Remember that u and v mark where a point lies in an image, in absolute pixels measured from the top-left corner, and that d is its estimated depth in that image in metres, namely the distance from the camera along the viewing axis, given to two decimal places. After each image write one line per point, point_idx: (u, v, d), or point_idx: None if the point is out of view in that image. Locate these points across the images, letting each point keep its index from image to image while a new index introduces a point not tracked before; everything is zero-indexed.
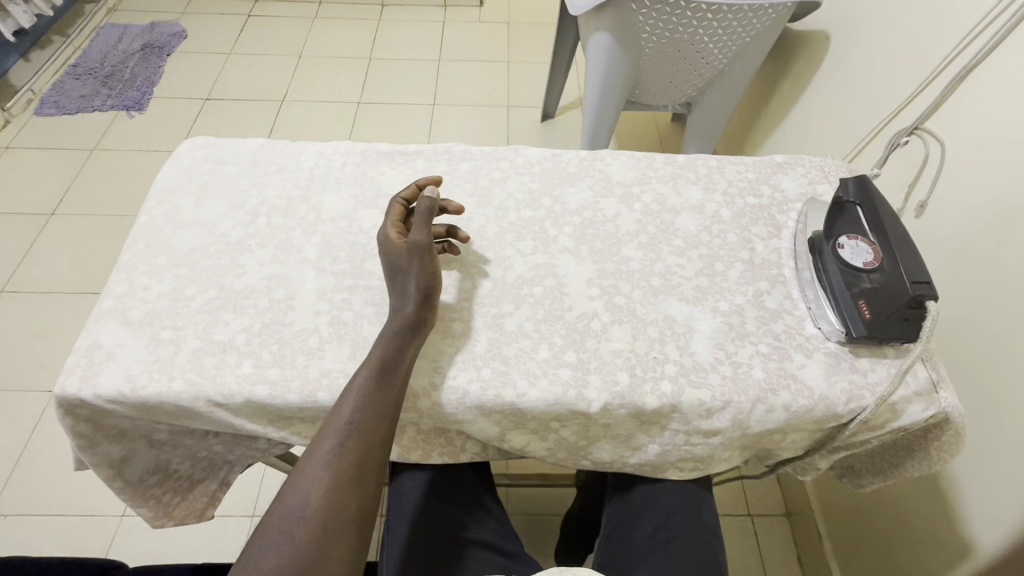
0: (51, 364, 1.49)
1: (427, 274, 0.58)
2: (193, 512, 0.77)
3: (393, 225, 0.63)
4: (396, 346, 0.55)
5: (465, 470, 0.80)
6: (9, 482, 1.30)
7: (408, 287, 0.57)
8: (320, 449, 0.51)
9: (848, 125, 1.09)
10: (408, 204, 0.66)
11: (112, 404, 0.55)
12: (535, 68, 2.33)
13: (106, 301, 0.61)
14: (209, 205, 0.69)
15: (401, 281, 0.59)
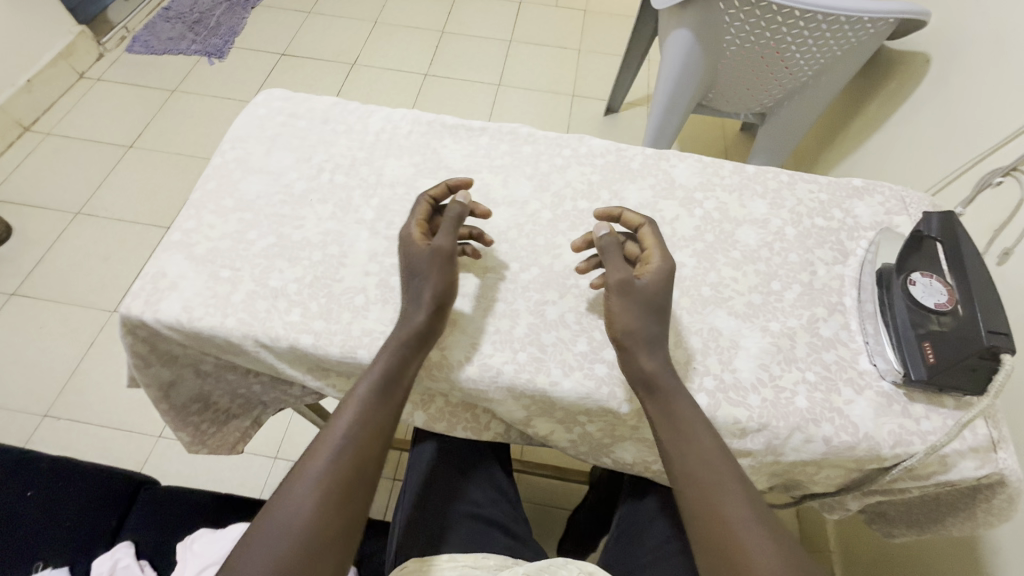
0: (113, 287, 1.59)
1: (443, 283, 0.57)
2: (225, 444, 0.82)
3: (416, 224, 0.62)
4: (405, 354, 0.54)
5: (484, 450, 0.81)
6: (65, 388, 1.41)
7: (424, 294, 0.56)
8: (316, 458, 0.52)
9: (940, 156, 1.02)
10: (435, 202, 0.65)
11: (169, 330, 0.59)
12: (606, 60, 2.29)
13: (174, 233, 0.64)
14: (277, 155, 0.71)
15: (415, 286, 0.57)
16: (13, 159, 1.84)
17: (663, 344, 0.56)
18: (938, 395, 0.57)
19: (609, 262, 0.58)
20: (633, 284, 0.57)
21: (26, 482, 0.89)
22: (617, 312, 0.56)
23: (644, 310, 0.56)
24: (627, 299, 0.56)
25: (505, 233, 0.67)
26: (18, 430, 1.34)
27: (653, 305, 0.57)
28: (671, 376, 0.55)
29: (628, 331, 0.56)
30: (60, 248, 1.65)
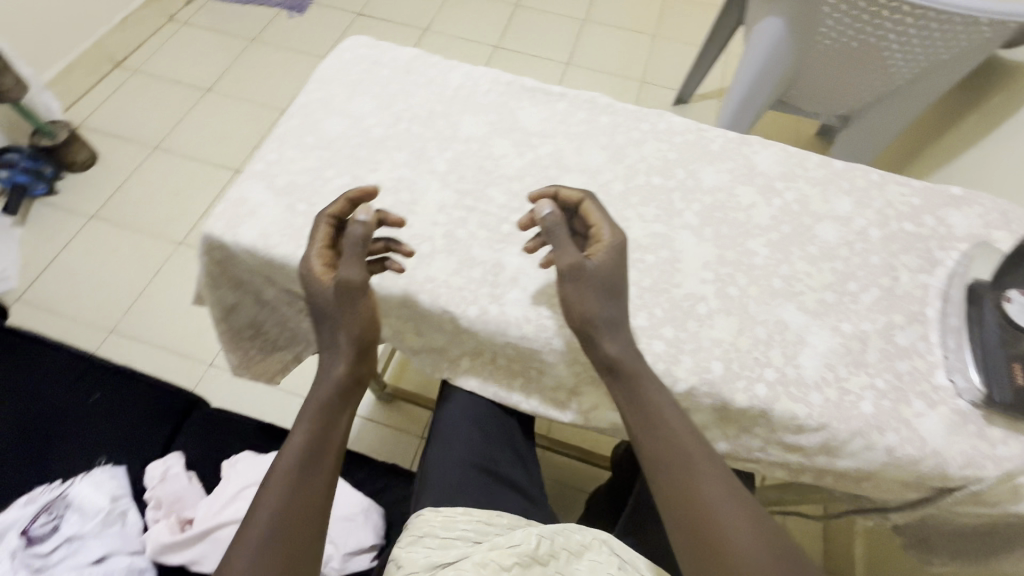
0: (181, 221, 1.68)
1: (361, 321, 0.55)
2: (268, 372, 0.85)
3: (318, 257, 0.56)
4: (328, 417, 0.55)
5: (510, 415, 0.80)
6: (130, 309, 1.50)
7: (343, 346, 0.56)
8: (259, 510, 0.50)
9: None
10: (338, 221, 0.58)
11: (245, 254, 0.61)
12: (681, 49, 2.21)
13: (258, 164, 0.66)
14: (358, 100, 0.73)
15: (331, 332, 0.56)
16: (104, 91, 1.95)
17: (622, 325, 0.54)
18: (1019, 422, 0.53)
19: (558, 246, 0.54)
20: (587, 267, 0.53)
21: (94, 386, 0.96)
22: (573, 300, 0.53)
23: (600, 287, 0.53)
24: (584, 282, 0.53)
25: None
26: (87, 342, 1.44)
27: (611, 281, 0.54)
28: (633, 360, 0.53)
29: (591, 310, 0.53)
30: (137, 178, 1.75)
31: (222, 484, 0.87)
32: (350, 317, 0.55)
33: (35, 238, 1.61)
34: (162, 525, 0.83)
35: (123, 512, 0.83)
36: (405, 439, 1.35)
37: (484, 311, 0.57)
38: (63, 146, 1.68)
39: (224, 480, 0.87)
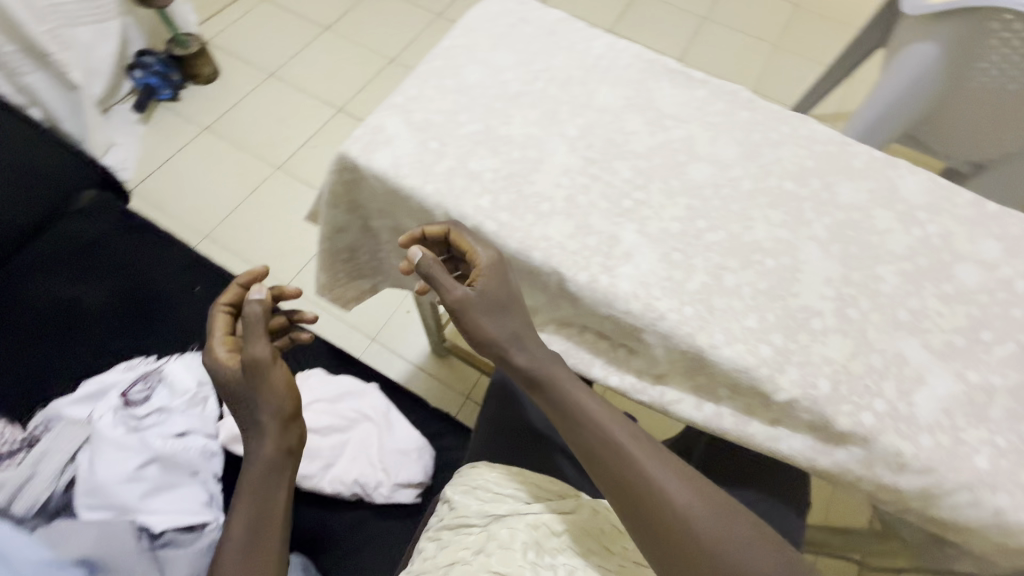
0: (281, 147, 1.76)
1: (279, 394, 0.61)
2: (345, 298, 0.85)
3: (222, 343, 0.64)
4: (270, 482, 0.59)
5: None
6: (225, 220, 1.61)
7: (266, 422, 0.60)
8: None
9: None
10: (234, 308, 0.67)
11: (375, 179, 0.63)
12: (800, 65, 2.09)
13: (398, 97, 0.68)
14: (500, 52, 0.73)
15: (251, 417, 0.61)
16: (235, 13, 2.06)
17: (525, 338, 0.59)
18: None
19: (439, 287, 0.59)
20: (469, 298, 0.58)
21: (195, 280, 1.04)
22: (470, 327, 0.59)
23: (485, 309, 0.57)
24: (474, 311, 0.58)
25: (700, 189, 0.64)
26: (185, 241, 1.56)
27: (496, 295, 0.58)
28: (545, 363, 0.60)
29: (497, 327, 0.59)
30: (249, 100, 1.85)
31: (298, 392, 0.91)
32: (268, 399, 0.60)
33: (153, 138, 1.73)
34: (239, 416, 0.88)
35: (206, 397, 0.90)
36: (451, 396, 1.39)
37: (594, 280, 0.57)
38: (192, 57, 1.78)
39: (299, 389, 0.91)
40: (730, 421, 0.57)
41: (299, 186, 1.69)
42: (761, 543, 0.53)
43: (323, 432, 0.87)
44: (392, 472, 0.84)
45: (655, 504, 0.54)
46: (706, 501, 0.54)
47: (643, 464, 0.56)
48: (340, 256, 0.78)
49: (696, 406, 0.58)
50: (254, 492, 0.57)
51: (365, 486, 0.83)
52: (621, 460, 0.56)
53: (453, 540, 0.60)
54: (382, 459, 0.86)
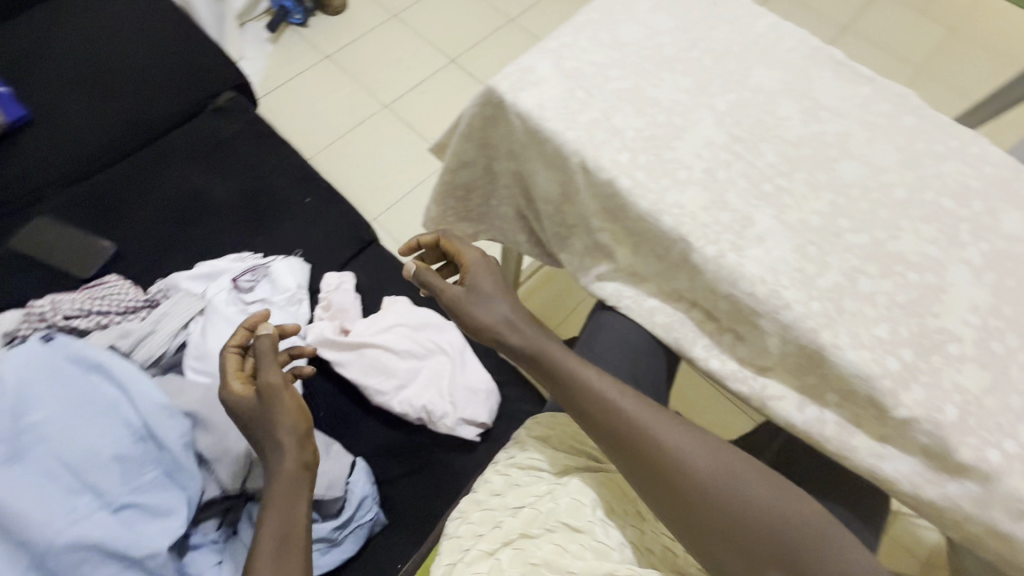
0: (391, 88, 1.81)
1: (293, 414, 0.64)
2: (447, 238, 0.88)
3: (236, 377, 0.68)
4: (292, 493, 0.59)
5: None
6: (329, 146, 1.68)
7: (281, 436, 0.62)
8: None
9: None
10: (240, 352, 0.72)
11: (517, 118, 0.64)
12: (943, 97, 1.91)
13: (551, 43, 0.68)
14: (660, 14, 0.71)
15: (269, 435, 0.63)
16: None
17: (518, 321, 0.64)
18: None
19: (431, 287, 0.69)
20: (460, 293, 0.68)
21: (306, 192, 1.10)
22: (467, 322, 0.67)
23: (473, 295, 0.66)
24: (468, 301, 0.66)
25: (849, 187, 0.61)
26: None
27: (485, 288, 0.67)
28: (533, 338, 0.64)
29: (495, 326, 0.65)
30: (370, 37, 1.90)
31: (385, 313, 0.95)
32: (284, 417, 0.63)
33: (278, 58, 1.82)
34: (329, 323, 0.94)
35: (302, 300, 0.96)
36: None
37: (722, 255, 0.56)
38: None
39: (386, 311, 0.95)
40: (832, 429, 0.55)
41: (401, 128, 1.74)
42: (754, 469, 0.55)
43: (401, 354, 0.91)
44: (458, 407, 0.88)
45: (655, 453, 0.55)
46: (698, 440, 0.56)
47: (638, 416, 0.56)
48: (455, 192, 0.80)
49: (797, 406, 0.57)
50: (276, 502, 0.58)
51: (431, 413, 0.87)
52: (617, 417, 0.56)
53: (523, 482, 0.62)
54: (450, 391, 0.89)
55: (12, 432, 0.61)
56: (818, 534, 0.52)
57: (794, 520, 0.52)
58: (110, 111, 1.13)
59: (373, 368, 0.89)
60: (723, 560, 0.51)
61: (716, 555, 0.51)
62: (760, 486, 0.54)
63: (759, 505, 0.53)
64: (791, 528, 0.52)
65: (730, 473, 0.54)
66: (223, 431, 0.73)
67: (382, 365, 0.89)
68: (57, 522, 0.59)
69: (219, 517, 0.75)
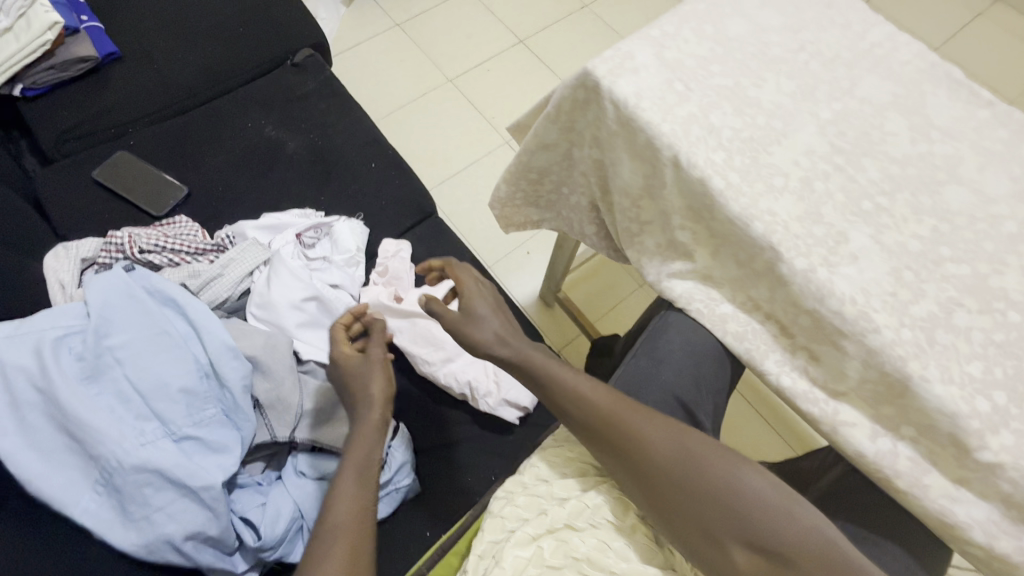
0: (458, 62, 1.80)
1: (386, 382, 0.70)
2: (512, 220, 0.88)
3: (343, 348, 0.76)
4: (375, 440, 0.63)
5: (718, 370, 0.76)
6: (391, 114, 1.69)
7: (369, 392, 0.68)
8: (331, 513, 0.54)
9: None
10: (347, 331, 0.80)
11: (610, 105, 0.63)
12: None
13: (654, 30, 0.66)
14: (769, 12, 0.68)
15: (362, 388, 0.68)
16: None
17: (506, 336, 0.69)
18: None
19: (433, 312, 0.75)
20: (457, 317, 0.74)
21: (373, 156, 1.11)
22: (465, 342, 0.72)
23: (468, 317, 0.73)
24: (462, 323, 0.73)
25: (954, 214, 0.58)
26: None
27: (478, 311, 0.73)
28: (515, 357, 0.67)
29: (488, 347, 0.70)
30: (442, 9, 1.89)
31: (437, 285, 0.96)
32: (379, 377, 0.69)
33: (351, 21, 1.83)
34: (383, 289, 0.95)
35: (360, 262, 0.97)
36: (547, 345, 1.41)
37: (812, 270, 0.54)
38: None
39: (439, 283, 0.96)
40: (904, 463, 0.53)
41: (463, 103, 1.73)
42: (720, 452, 0.55)
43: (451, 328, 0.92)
44: (502, 387, 0.88)
45: (616, 439, 0.56)
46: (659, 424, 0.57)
47: (605, 405, 0.58)
48: (529, 174, 0.79)
49: (870, 436, 0.54)
50: (359, 446, 0.62)
51: (474, 390, 0.88)
52: (584, 407, 0.59)
53: (572, 474, 0.62)
54: (496, 371, 0.89)
55: (93, 352, 0.64)
56: (787, 515, 0.51)
57: (757, 501, 0.52)
58: (194, 57, 1.16)
59: (422, 340, 0.90)
60: (692, 541, 0.52)
61: (682, 534, 0.52)
62: (722, 468, 0.54)
63: (721, 485, 0.53)
64: (755, 508, 0.51)
65: (698, 457, 0.55)
66: (279, 381, 0.76)
67: (431, 338, 0.90)
68: (127, 442, 0.62)
69: (264, 461, 0.78)
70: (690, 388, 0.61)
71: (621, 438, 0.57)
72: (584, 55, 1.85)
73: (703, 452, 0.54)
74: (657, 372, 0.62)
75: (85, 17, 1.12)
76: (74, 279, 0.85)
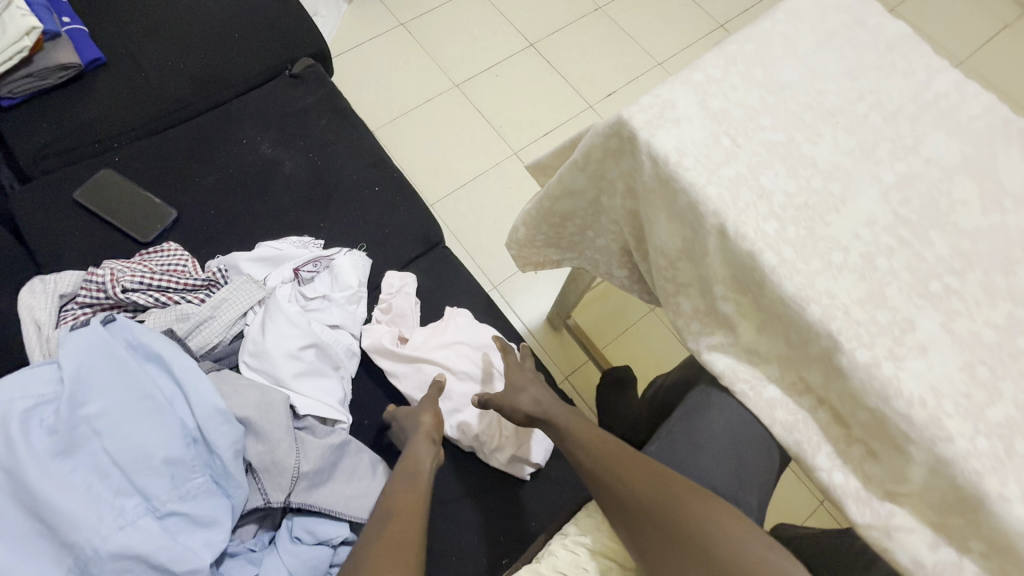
0: (465, 66, 1.71)
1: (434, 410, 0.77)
2: (527, 259, 0.82)
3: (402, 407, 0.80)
4: (427, 450, 0.70)
5: None
6: (395, 121, 1.61)
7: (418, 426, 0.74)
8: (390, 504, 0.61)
9: None
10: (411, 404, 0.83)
11: (649, 160, 0.56)
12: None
13: (698, 74, 0.59)
14: (824, 55, 0.62)
15: (413, 416, 0.76)
16: None
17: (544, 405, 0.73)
18: None
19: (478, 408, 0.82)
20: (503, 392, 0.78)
21: (377, 180, 1.04)
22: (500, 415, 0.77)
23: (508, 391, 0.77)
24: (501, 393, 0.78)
25: None
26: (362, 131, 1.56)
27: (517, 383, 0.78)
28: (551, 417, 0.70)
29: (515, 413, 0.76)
30: (449, 8, 1.80)
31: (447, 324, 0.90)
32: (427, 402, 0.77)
33: (353, 20, 1.74)
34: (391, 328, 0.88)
35: (362, 298, 0.90)
36: (556, 372, 1.35)
37: (876, 364, 0.48)
38: None
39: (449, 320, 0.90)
40: None
41: (471, 111, 1.65)
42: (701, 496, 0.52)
43: (462, 373, 0.86)
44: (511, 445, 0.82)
45: (607, 488, 0.56)
46: (644, 471, 0.55)
47: (606, 457, 0.59)
48: (550, 219, 0.73)
49: (931, 545, 0.49)
50: (411, 454, 0.69)
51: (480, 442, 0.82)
52: (587, 459, 0.60)
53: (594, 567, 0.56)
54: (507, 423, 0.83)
55: (67, 425, 0.59)
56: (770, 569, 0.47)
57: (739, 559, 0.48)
58: (185, 66, 1.08)
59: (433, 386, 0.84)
60: None
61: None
62: (704, 520, 0.50)
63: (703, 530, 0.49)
64: (738, 558, 0.48)
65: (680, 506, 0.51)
66: (275, 443, 0.69)
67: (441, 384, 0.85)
68: (104, 526, 0.56)
69: (256, 523, 0.72)
70: (729, 480, 0.56)
71: (611, 487, 0.56)
72: (598, 63, 1.77)
73: (685, 501, 0.51)
74: (694, 460, 0.57)
75: (67, 19, 1.04)
76: (51, 319, 0.78)
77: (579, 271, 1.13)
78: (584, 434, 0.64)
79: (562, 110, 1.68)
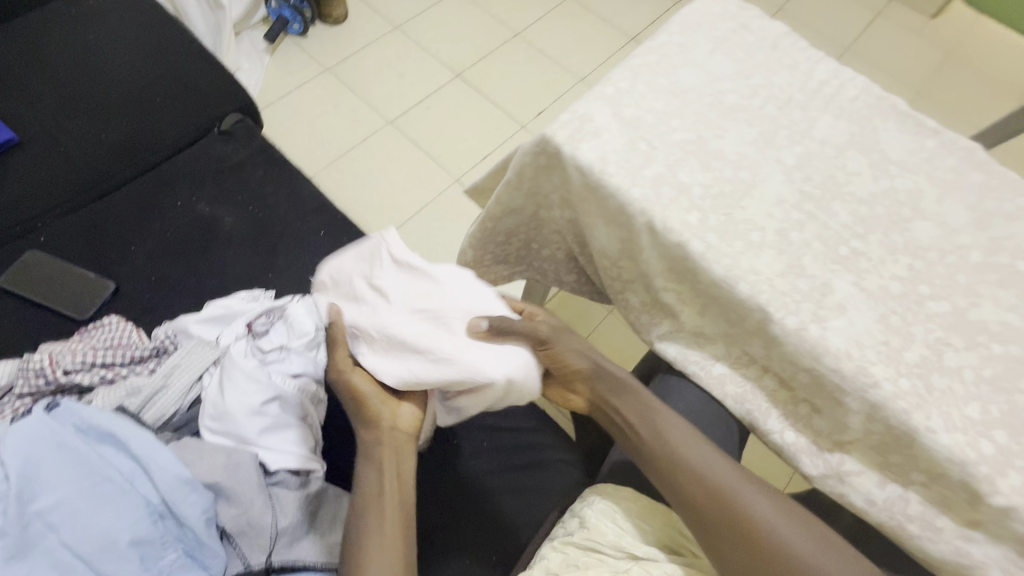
0: (396, 102, 1.75)
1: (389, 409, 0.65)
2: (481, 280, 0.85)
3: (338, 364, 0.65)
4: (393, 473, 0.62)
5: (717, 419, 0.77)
6: (333, 163, 1.62)
7: (360, 420, 0.64)
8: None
9: None
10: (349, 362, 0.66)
11: (577, 170, 0.60)
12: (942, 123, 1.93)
13: (609, 88, 0.64)
14: (718, 58, 0.68)
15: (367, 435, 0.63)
16: None
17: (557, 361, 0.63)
18: None
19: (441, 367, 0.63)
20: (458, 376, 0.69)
21: (321, 224, 1.04)
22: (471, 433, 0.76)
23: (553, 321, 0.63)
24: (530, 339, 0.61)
25: (924, 250, 0.58)
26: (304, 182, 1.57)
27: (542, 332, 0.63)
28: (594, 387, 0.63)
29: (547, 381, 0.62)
30: (373, 49, 1.84)
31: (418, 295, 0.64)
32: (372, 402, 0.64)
33: (277, 70, 1.75)
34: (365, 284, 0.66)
35: (322, 342, 0.87)
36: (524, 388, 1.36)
37: (804, 327, 0.53)
38: None
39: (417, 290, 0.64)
40: (918, 511, 0.52)
41: (408, 145, 1.68)
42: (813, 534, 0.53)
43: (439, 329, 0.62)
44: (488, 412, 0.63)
45: (728, 529, 0.53)
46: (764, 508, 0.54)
47: (723, 488, 0.55)
48: (496, 238, 0.76)
49: (878, 483, 0.54)
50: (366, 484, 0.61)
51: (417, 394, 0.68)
52: (697, 486, 0.55)
53: (584, 564, 0.57)
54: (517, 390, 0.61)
55: (18, 524, 0.56)
56: None
57: None
58: (107, 135, 1.06)
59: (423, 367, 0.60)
60: None
61: None
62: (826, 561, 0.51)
63: (810, 567, 0.51)
64: None
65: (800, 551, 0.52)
66: (247, 503, 0.67)
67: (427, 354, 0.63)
68: None
69: None
70: None
71: (734, 527, 0.53)
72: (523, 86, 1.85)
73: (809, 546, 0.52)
74: None
75: None
76: None
77: (533, 286, 1.16)
78: (686, 443, 0.58)
79: (497, 134, 1.73)
